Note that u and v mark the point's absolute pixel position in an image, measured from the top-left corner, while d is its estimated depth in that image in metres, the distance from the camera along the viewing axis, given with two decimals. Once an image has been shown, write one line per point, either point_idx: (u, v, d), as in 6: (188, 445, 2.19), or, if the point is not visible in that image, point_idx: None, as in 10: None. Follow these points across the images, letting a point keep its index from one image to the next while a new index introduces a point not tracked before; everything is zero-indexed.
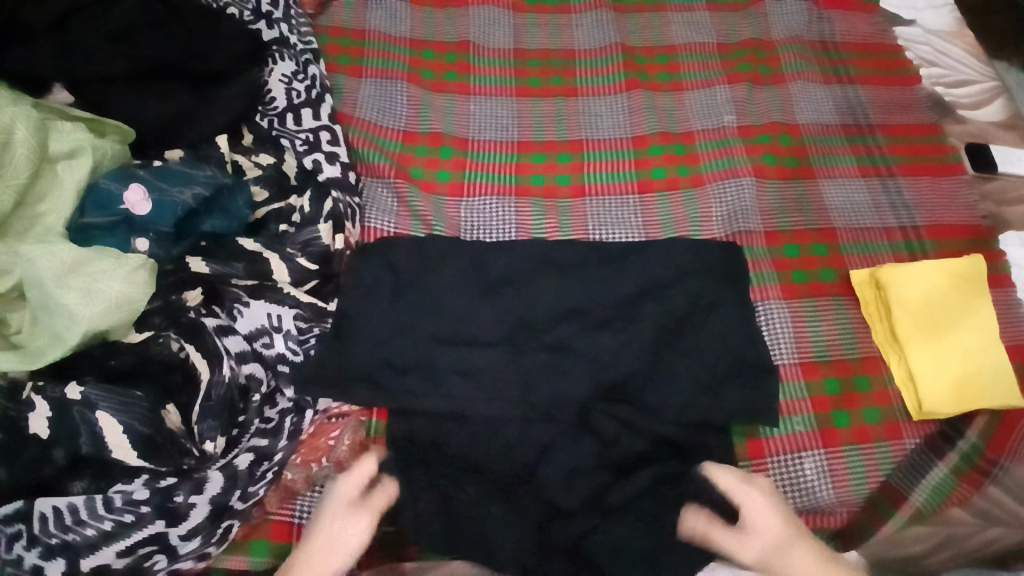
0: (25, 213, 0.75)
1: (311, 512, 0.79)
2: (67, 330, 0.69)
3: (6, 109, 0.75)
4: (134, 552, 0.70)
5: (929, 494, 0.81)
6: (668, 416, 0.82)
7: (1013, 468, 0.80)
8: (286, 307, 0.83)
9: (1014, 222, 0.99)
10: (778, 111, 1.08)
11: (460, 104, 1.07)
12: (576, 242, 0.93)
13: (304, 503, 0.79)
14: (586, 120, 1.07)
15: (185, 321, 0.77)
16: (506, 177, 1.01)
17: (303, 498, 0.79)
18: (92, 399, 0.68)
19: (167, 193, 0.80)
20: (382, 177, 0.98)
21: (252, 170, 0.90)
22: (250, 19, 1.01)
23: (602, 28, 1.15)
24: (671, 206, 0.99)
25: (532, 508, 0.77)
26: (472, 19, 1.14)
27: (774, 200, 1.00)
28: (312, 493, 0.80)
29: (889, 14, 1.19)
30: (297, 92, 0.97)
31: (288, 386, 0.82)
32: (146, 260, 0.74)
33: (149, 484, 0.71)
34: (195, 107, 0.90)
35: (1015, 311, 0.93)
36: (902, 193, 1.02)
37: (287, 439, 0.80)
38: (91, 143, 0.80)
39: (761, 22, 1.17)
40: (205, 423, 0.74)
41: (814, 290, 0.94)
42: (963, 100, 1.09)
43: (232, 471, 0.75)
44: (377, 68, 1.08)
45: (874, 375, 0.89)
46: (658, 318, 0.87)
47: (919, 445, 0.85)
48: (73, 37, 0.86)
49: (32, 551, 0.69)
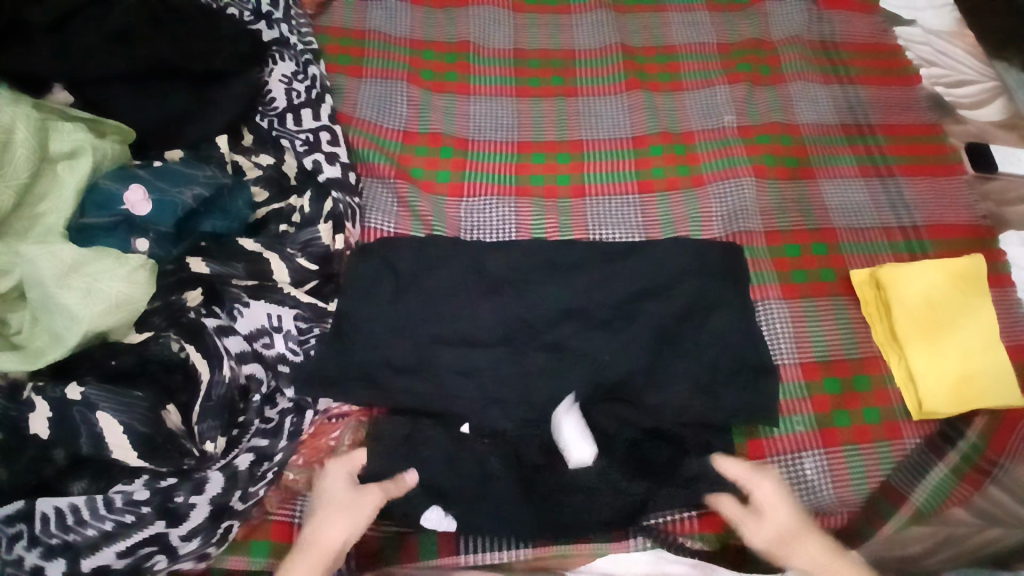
0: (25, 214, 0.75)
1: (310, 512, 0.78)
2: (67, 330, 0.69)
3: (6, 109, 0.75)
4: (135, 552, 0.70)
5: (929, 495, 0.81)
6: (667, 416, 0.82)
7: (1013, 468, 0.81)
8: (286, 307, 0.84)
9: (1014, 222, 0.99)
10: (777, 111, 1.08)
11: (460, 104, 1.07)
12: (576, 242, 0.93)
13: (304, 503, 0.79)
14: (586, 120, 1.07)
15: (186, 321, 0.78)
16: (506, 177, 1.01)
17: (303, 499, 0.79)
18: (92, 399, 0.68)
19: (167, 193, 0.80)
20: (382, 177, 0.98)
21: (252, 170, 0.90)
22: (250, 19, 1.01)
23: (601, 28, 1.15)
24: (671, 206, 0.99)
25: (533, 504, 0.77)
26: (472, 19, 1.14)
27: (773, 199, 1.00)
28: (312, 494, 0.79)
29: (889, 14, 1.19)
30: (297, 92, 0.97)
31: (288, 386, 0.82)
32: (147, 260, 0.74)
33: (150, 484, 0.71)
34: (196, 109, 0.90)
35: (1014, 311, 0.93)
36: (902, 193, 1.02)
37: (288, 440, 0.80)
38: (91, 143, 0.80)
39: (761, 23, 1.17)
40: (205, 423, 0.75)
41: (814, 290, 0.94)
42: (963, 100, 1.09)
43: (232, 471, 0.75)
44: (377, 68, 1.08)
45: (874, 375, 0.89)
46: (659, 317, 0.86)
47: (919, 445, 0.85)
48: (73, 37, 0.86)
49: (32, 552, 0.68)
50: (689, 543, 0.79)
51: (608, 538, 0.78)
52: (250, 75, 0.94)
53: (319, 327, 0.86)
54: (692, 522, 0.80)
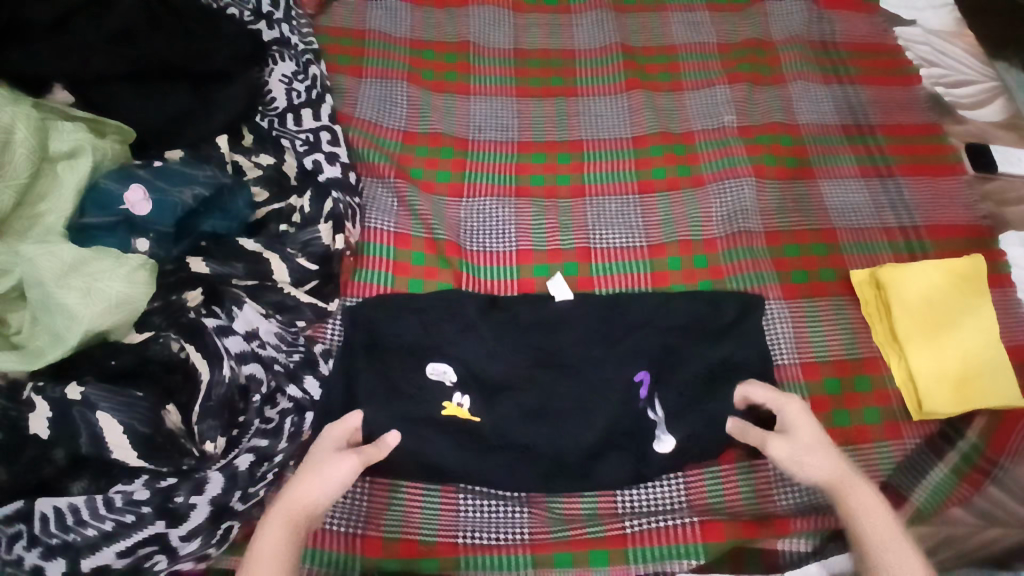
0: (26, 213, 0.75)
1: (343, 519, 0.79)
2: (67, 330, 0.69)
3: (6, 108, 0.75)
4: (134, 552, 0.70)
5: (929, 494, 0.81)
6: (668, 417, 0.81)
7: (1012, 468, 0.81)
8: (264, 309, 0.84)
9: (1014, 222, 0.99)
10: (778, 111, 1.08)
11: (460, 104, 1.07)
12: (569, 253, 0.95)
13: (340, 511, 0.79)
14: (586, 120, 1.06)
15: (185, 321, 0.78)
16: (506, 177, 1.01)
17: (340, 507, 0.79)
18: (92, 399, 0.69)
19: (167, 193, 0.80)
20: (382, 178, 0.98)
21: (253, 170, 0.90)
22: (250, 19, 1.01)
23: (601, 28, 1.15)
24: (671, 207, 0.99)
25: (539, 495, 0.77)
26: (472, 19, 1.14)
27: (773, 200, 1.00)
28: (350, 502, 0.79)
29: (889, 14, 1.19)
30: (297, 92, 0.97)
31: (289, 386, 0.81)
32: (147, 260, 0.74)
33: (149, 484, 0.71)
34: (197, 109, 0.90)
35: (1015, 311, 0.93)
36: (902, 193, 1.02)
37: (287, 441, 0.79)
38: (91, 143, 0.80)
39: (762, 23, 1.17)
40: (205, 424, 0.75)
41: (814, 290, 0.94)
42: (963, 100, 1.09)
43: (231, 471, 0.75)
44: (377, 68, 1.08)
45: (874, 375, 0.89)
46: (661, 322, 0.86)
47: (919, 445, 0.85)
48: (73, 37, 0.85)
49: (32, 551, 0.68)
50: (687, 561, 0.78)
51: (607, 564, 0.78)
52: (250, 75, 0.94)
53: (311, 331, 0.87)
54: (693, 530, 0.79)
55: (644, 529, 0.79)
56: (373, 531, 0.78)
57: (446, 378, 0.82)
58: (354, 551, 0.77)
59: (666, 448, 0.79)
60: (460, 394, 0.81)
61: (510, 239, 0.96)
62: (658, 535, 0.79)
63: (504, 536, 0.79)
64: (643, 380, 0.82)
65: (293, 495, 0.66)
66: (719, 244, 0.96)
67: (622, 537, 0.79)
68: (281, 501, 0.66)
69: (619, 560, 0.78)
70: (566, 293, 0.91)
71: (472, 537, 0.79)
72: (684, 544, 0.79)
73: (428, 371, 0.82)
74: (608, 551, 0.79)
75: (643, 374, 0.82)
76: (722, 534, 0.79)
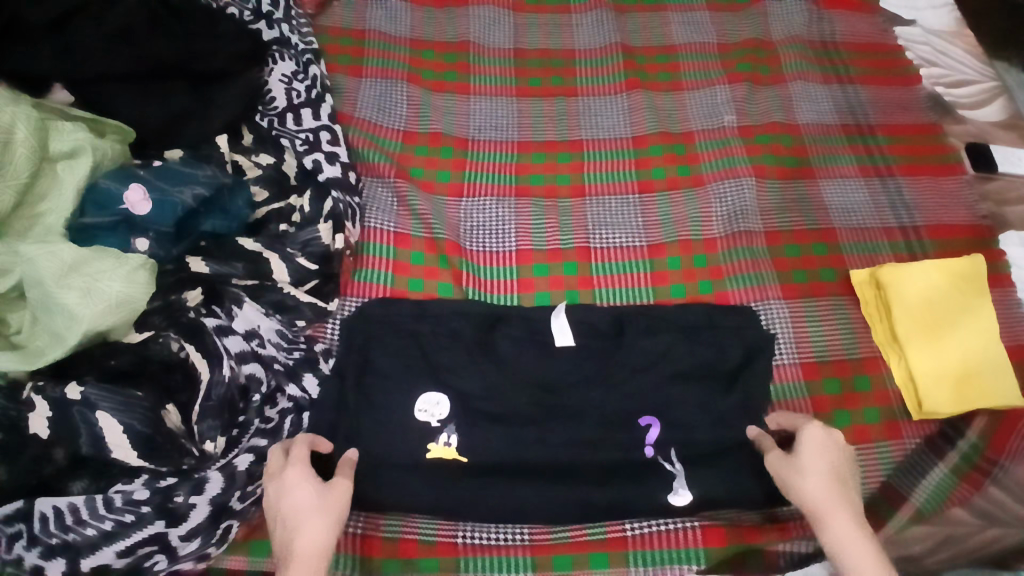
0: (26, 213, 0.75)
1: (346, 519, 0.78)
2: (67, 330, 0.69)
3: (6, 109, 0.75)
4: (134, 551, 0.71)
5: (929, 495, 0.81)
6: (668, 417, 0.81)
7: (1013, 468, 0.80)
8: (260, 308, 0.83)
9: (1014, 222, 0.99)
10: (778, 111, 1.08)
11: (460, 104, 1.07)
12: (570, 253, 0.95)
13: None
14: (586, 120, 1.06)
15: (185, 321, 0.78)
16: (506, 177, 1.01)
17: None
18: (92, 399, 0.69)
19: (167, 193, 0.80)
20: (382, 177, 0.98)
21: (252, 170, 0.90)
22: (250, 19, 1.01)
23: (601, 28, 1.15)
24: (671, 207, 0.99)
25: (538, 495, 0.78)
26: (472, 19, 1.14)
27: (773, 199, 1.00)
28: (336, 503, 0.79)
29: (889, 14, 1.19)
30: (297, 92, 0.97)
31: (289, 385, 0.82)
32: (147, 260, 0.74)
33: (149, 484, 0.72)
34: (196, 109, 0.90)
35: (1015, 310, 0.93)
36: (902, 193, 1.02)
37: (287, 440, 0.79)
38: (91, 142, 0.80)
39: (762, 22, 1.17)
40: (205, 423, 0.76)
41: (814, 290, 0.94)
42: (963, 100, 1.09)
43: (231, 471, 0.75)
44: (377, 68, 1.08)
45: (874, 375, 0.89)
46: (669, 335, 0.85)
47: (919, 445, 0.85)
48: (73, 37, 0.85)
49: (32, 551, 0.69)
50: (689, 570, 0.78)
51: (607, 564, 0.78)
52: (250, 74, 0.94)
53: (311, 331, 0.87)
54: (694, 533, 0.79)
55: (644, 533, 0.80)
56: (373, 532, 0.78)
57: (433, 417, 0.80)
58: (354, 552, 0.77)
59: (681, 502, 0.78)
60: (447, 435, 0.79)
61: (510, 239, 0.96)
62: (658, 539, 0.79)
63: (504, 537, 0.79)
64: (651, 426, 0.81)
65: (303, 541, 0.63)
66: (719, 244, 0.96)
67: (622, 539, 0.79)
68: (294, 561, 0.62)
69: (619, 561, 0.78)
70: (567, 338, 0.85)
71: (472, 537, 0.79)
72: (685, 548, 0.79)
73: (420, 403, 0.80)
74: (608, 551, 0.79)
75: (650, 419, 0.81)
76: (723, 539, 0.79)
